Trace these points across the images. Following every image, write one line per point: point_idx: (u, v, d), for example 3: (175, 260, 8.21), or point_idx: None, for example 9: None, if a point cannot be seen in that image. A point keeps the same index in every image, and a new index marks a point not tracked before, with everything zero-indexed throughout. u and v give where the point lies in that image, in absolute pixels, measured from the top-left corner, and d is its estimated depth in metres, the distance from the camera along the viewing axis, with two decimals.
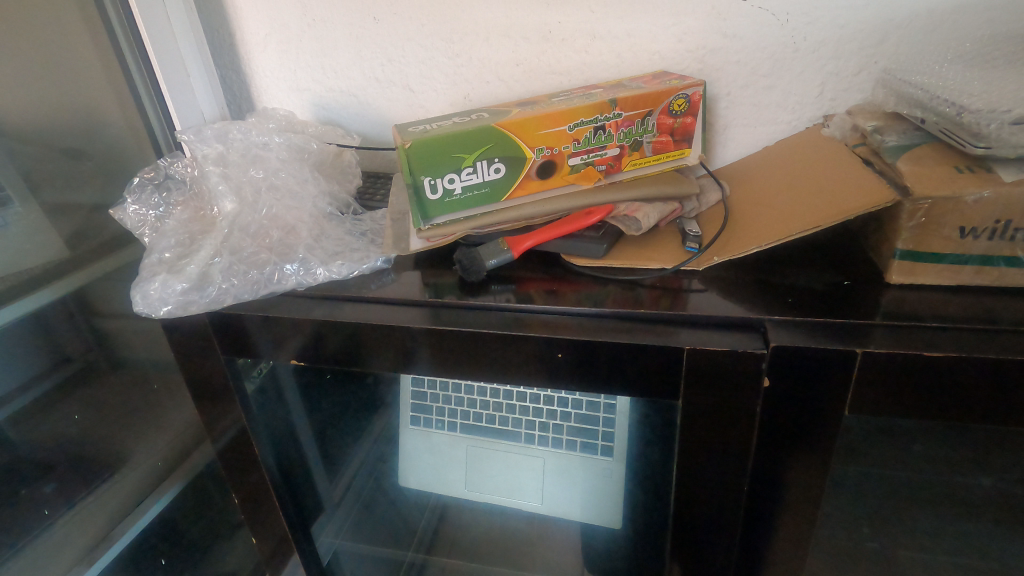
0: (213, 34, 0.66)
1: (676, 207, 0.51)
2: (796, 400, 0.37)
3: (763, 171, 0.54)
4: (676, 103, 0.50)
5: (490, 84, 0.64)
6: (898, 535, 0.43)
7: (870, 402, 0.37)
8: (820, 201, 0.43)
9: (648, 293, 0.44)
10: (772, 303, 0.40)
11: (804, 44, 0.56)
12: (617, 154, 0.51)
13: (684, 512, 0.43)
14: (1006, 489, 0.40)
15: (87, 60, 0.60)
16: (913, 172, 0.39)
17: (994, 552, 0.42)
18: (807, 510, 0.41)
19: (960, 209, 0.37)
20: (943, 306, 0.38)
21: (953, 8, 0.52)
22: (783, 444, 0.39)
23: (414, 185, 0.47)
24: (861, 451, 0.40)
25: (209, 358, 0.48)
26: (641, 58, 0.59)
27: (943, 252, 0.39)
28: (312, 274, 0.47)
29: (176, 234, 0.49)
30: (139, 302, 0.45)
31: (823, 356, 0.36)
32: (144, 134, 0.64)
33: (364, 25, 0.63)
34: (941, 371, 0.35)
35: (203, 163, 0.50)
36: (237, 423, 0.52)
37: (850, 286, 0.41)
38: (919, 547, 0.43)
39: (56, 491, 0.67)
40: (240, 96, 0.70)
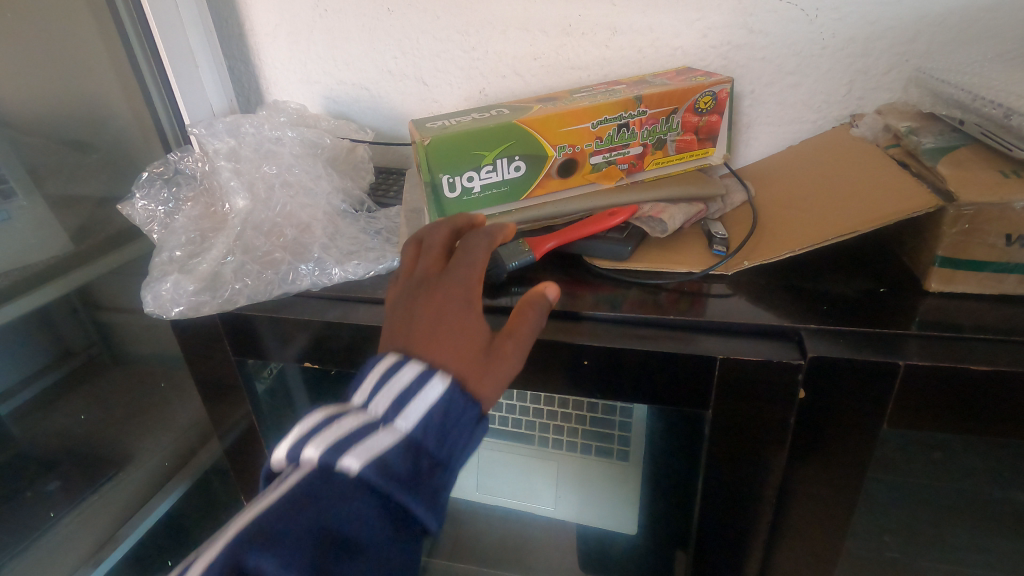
0: (222, 24, 0.65)
1: (701, 209, 0.49)
2: (830, 411, 0.36)
3: (790, 172, 0.52)
4: (702, 101, 0.49)
5: (506, 78, 0.62)
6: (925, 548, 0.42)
7: (909, 416, 0.35)
8: (853, 204, 0.42)
9: (672, 297, 0.43)
10: (805, 311, 0.39)
11: (833, 41, 0.54)
12: (640, 152, 0.49)
13: (708, 524, 0.42)
14: None
15: (91, 49, 0.58)
16: (956, 177, 0.37)
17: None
18: (837, 523, 0.40)
19: (1007, 216, 0.35)
20: (985, 316, 0.37)
21: (989, 6, 0.50)
22: (815, 456, 0.38)
23: (431, 182, 0.45)
24: (895, 464, 0.39)
25: (220, 359, 0.47)
26: (662, 53, 0.58)
27: (987, 260, 0.37)
28: (328, 274, 0.46)
29: (186, 232, 0.48)
30: (150, 302, 0.43)
31: (861, 368, 0.34)
32: (150, 125, 0.62)
33: (376, 16, 0.61)
34: (987, 385, 0.33)
35: (215, 159, 0.49)
36: (247, 423, 0.50)
37: (886, 294, 0.40)
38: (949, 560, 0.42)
39: (60, 489, 0.66)
40: (249, 88, 0.68)
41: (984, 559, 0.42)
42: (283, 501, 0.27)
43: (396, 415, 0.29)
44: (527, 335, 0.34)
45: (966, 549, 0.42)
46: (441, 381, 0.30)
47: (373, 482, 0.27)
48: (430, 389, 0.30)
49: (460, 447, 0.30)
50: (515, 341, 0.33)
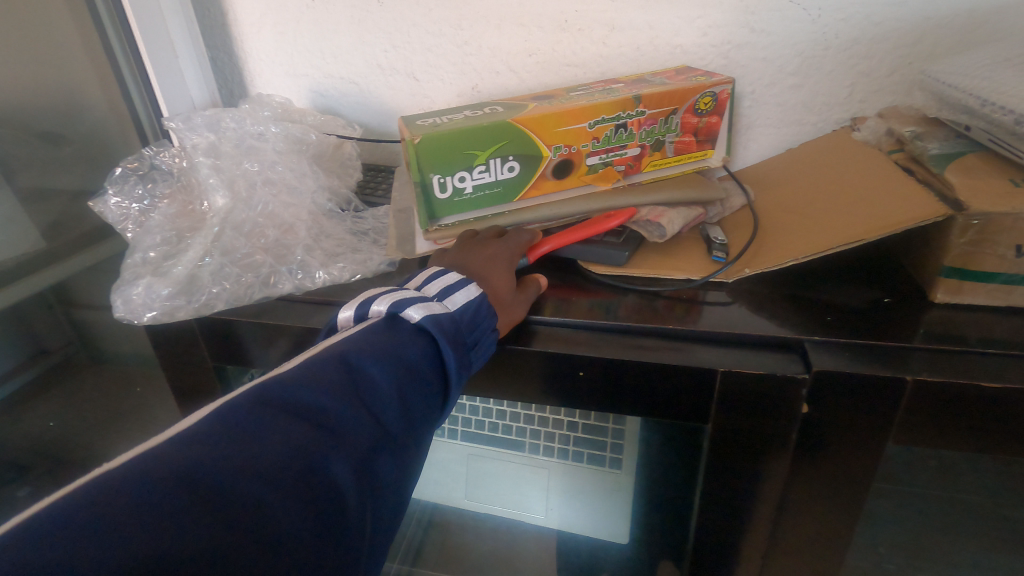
0: (204, 13, 0.62)
1: (700, 212, 0.47)
2: (835, 427, 0.35)
3: (790, 175, 0.51)
4: (702, 101, 0.47)
5: (501, 75, 0.60)
6: None
7: (915, 431, 0.34)
8: (857, 211, 0.41)
9: (670, 305, 0.41)
10: (809, 322, 0.38)
11: (836, 43, 0.53)
12: (638, 154, 0.48)
13: (705, 541, 0.40)
14: None
15: (64, 36, 0.55)
16: (964, 185, 0.36)
17: None
18: (837, 539, 0.39)
19: (1019, 227, 0.34)
20: (992, 329, 0.36)
21: (995, 9, 0.49)
22: (817, 472, 0.36)
23: (422, 182, 0.43)
24: (897, 478, 0.38)
25: (196, 366, 0.45)
26: (661, 52, 0.56)
27: (995, 271, 0.36)
28: (312, 277, 0.44)
29: (161, 231, 0.45)
30: (120, 306, 0.41)
31: (869, 383, 0.33)
32: (127, 117, 0.59)
33: (367, 8, 0.59)
34: (997, 402, 0.32)
35: (193, 154, 0.46)
36: None
37: (891, 304, 0.39)
38: None
39: (31, 496, 0.63)
40: (232, 80, 0.66)
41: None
42: (356, 336, 0.29)
43: (447, 296, 0.33)
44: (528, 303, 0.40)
45: None
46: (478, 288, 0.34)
47: (430, 335, 0.30)
48: (470, 286, 0.34)
49: (486, 338, 0.33)
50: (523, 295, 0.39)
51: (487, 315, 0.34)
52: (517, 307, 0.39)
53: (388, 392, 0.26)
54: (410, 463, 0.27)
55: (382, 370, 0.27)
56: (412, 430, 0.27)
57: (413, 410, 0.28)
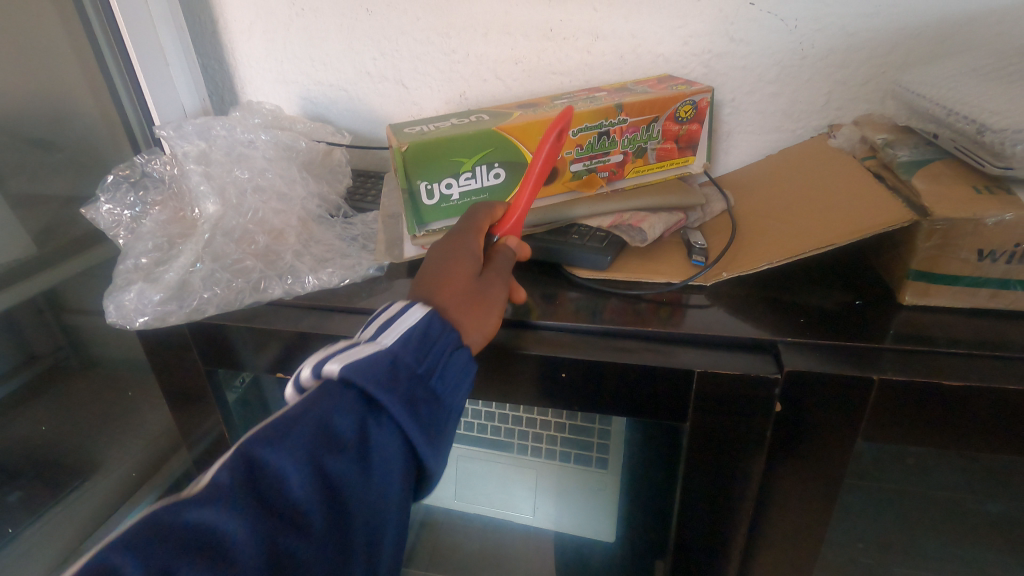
0: (194, 20, 0.63)
1: (681, 217, 0.49)
2: (807, 425, 0.36)
3: (768, 181, 0.53)
4: (682, 110, 0.48)
5: (488, 83, 0.61)
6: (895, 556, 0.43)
7: (883, 429, 0.36)
8: (830, 217, 0.42)
9: (651, 308, 0.43)
10: (783, 324, 0.39)
11: (812, 52, 0.54)
12: (620, 160, 0.49)
13: (686, 538, 0.42)
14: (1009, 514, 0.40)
15: (56, 44, 0.56)
16: (929, 191, 0.37)
17: None
18: (811, 534, 0.40)
19: (980, 232, 0.35)
20: (957, 330, 0.37)
21: (963, 21, 0.51)
22: (791, 468, 0.38)
23: (409, 189, 0.44)
24: (868, 475, 0.39)
25: (186, 369, 0.46)
26: (644, 60, 0.57)
27: (959, 274, 0.37)
28: (301, 282, 0.45)
29: (153, 237, 0.46)
30: (113, 311, 0.42)
31: (838, 382, 0.34)
32: (118, 125, 0.60)
33: (355, 16, 0.60)
34: (958, 400, 0.34)
35: (184, 162, 0.47)
36: (215, 432, 0.49)
37: (861, 306, 0.40)
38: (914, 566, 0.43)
39: (21, 501, 0.63)
40: (222, 86, 0.67)
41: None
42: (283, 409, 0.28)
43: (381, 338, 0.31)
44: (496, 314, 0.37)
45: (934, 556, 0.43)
46: (418, 315, 0.32)
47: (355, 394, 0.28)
48: (408, 320, 0.32)
49: (442, 370, 0.31)
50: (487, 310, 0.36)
51: (439, 340, 0.31)
52: (479, 328, 0.36)
53: (296, 481, 0.25)
54: (349, 538, 0.26)
55: (288, 456, 0.25)
56: (337, 508, 0.26)
57: (337, 484, 0.26)
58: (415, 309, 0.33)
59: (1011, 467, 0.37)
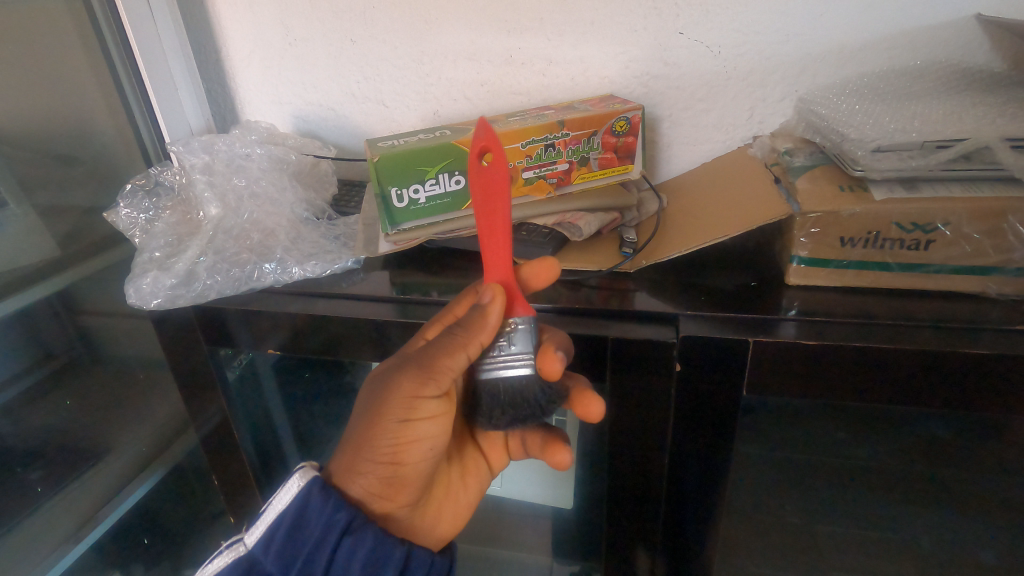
0: (201, 50, 0.71)
1: (615, 217, 0.57)
2: (702, 383, 0.44)
3: (696, 185, 0.61)
4: (617, 124, 0.56)
5: (457, 102, 0.70)
6: (790, 499, 0.51)
7: (763, 384, 0.43)
8: (733, 213, 0.50)
9: (598, 294, 0.50)
10: (689, 301, 0.47)
11: (735, 74, 0.63)
12: (566, 169, 0.56)
13: (614, 487, 0.49)
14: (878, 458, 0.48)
15: (80, 71, 0.64)
16: (805, 190, 0.45)
17: (867, 512, 0.50)
18: (720, 480, 0.48)
19: (840, 221, 0.43)
20: (830, 304, 0.45)
21: (858, 47, 0.59)
22: (694, 421, 0.45)
23: (381, 194, 0.52)
24: (761, 427, 0.47)
25: (194, 349, 0.54)
26: (592, 82, 0.66)
27: (829, 258, 0.45)
28: (288, 272, 0.54)
29: (165, 236, 0.56)
30: (132, 294, 0.51)
31: (721, 344, 0.42)
32: (133, 141, 0.68)
33: (342, 46, 0.69)
34: (818, 358, 0.41)
35: (191, 172, 0.56)
36: (217, 405, 0.57)
37: (757, 287, 0.48)
38: (807, 508, 0.52)
39: (41, 478, 0.71)
40: (225, 107, 0.75)
41: (840, 509, 0.51)
42: None
43: (254, 535, 0.42)
44: (382, 464, 0.42)
45: (824, 500, 0.51)
46: (284, 500, 0.41)
47: None
48: (279, 506, 0.41)
49: (320, 553, 0.40)
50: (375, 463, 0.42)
51: (308, 529, 0.41)
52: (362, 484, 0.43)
53: None
54: None
55: None
56: None
57: None
58: (293, 487, 0.41)
59: (871, 415, 0.45)
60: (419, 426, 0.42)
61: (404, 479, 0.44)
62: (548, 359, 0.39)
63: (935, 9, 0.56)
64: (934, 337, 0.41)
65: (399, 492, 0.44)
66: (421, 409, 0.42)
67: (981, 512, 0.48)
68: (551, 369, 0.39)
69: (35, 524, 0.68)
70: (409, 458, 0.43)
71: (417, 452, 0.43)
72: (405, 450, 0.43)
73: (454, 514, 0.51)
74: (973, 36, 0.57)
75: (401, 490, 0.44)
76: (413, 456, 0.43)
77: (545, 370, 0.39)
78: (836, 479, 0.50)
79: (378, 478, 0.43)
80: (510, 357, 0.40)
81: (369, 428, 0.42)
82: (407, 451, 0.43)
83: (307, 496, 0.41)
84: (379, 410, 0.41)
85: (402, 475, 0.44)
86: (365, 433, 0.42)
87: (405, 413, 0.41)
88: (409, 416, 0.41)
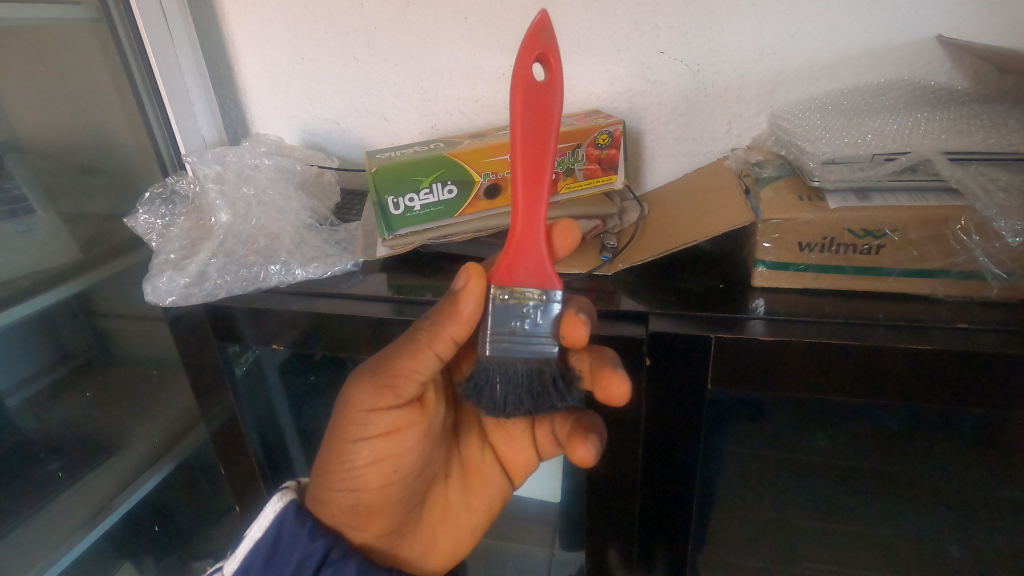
0: (215, 68, 0.77)
1: (598, 224, 0.60)
2: (671, 376, 0.47)
3: (675, 195, 0.65)
4: (600, 138, 0.59)
5: (454, 116, 0.74)
6: (759, 488, 0.55)
7: (726, 378, 0.47)
8: (705, 220, 0.54)
9: (585, 295, 0.53)
10: (662, 302, 0.51)
11: (712, 91, 0.67)
12: (553, 179, 0.60)
13: (593, 473, 0.53)
14: (839, 449, 0.51)
15: (102, 87, 0.69)
16: (767, 199, 0.49)
17: (831, 502, 0.54)
18: (691, 469, 0.51)
19: (797, 228, 0.47)
20: (791, 305, 0.49)
21: (828, 65, 0.63)
22: (664, 414, 0.49)
23: (379, 202, 0.57)
24: (728, 419, 0.51)
25: (205, 345, 0.58)
26: (580, 97, 0.70)
27: (790, 262, 0.49)
28: (292, 273, 0.58)
29: (179, 240, 0.61)
30: (149, 291, 0.56)
31: (687, 340, 0.46)
32: (150, 151, 0.73)
33: (346, 64, 0.73)
34: (775, 354, 0.45)
35: (204, 182, 0.61)
36: (225, 399, 0.60)
37: (724, 289, 0.52)
38: (774, 497, 0.55)
39: (60, 469, 0.75)
40: (236, 120, 0.80)
41: (805, 498, 0.54)
42: None
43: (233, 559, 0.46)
44: (350, 488, 0.45)
45: (790, 489, 0.54)
46: (260, 527, 0.45)
47: None
48: (255, 532, 0.45)
49: None
50: (344, 489, 0.45)
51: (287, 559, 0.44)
52: (335, 512, 0.46)
53: None
54: None
55: None
56: None
57: None
58: (268, 515, 0.45)
59: (829, 408, 0.49)
60: (382, 442, 0.44)
61: (373, 503, 0.46)
62: (573, 325, 0.42)
63: (898, 31, 0.60)
64: (884, 333, 0.44)
65: (377, 516, 0.47)
66: (379, 425, 0.44)
67: (937, 502, 0.51)
68: (576, 335, 0.42)
69: (51, 512, 0.72)
70: (373, 480, 0.45)
71: (380, 473, 0.45)
72: (369, 472, 0.45)
73: (455, 535, 0.53)
74: (935, 55, 0.61)
75: (373, 517, 0.47)
76: (376, 477, 0.45)
77: (569, 337, 0.43)
78: (800, 469, 0.53)
79: (346, 505, 0.46)
80: (531, 334, 0.42)
81: (334, 452, 0.45)
82: (371, 473, 0.45)
83: (283, 521, 0.45)
84: (341, 436, 0.44)
85: (370, 499, 0.46)
86: (331, 459, 0.45)
87: (364, 433, 0.44)
88: (369, 435, 0.44)
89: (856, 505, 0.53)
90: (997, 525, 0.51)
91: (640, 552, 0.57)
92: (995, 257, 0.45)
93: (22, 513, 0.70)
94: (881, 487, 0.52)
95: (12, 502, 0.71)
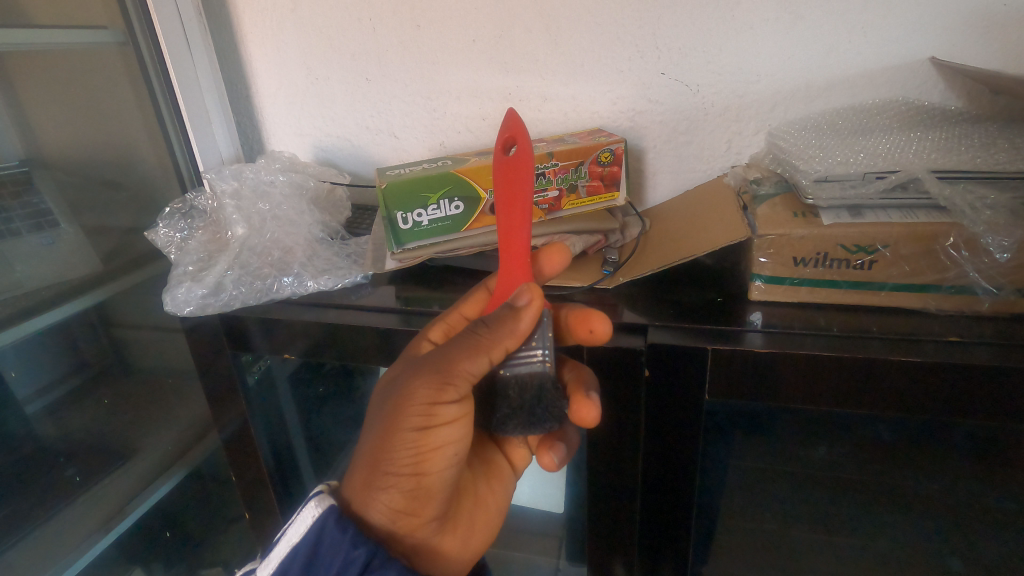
0: (233, 89, 0.80)
1: (600, 239, 0.62)
2: (669, 387, 0.48)
3: (676, 210, 0.66)
4: (602, 156, 0.61)
5: (461, 134, 0.77)
6: (759, 499, 0.56)
7: (723, 388, 0.48)
8: (702, 235, 0.56)
9: (587, 307, 0.55)
10: (661, 315, 0.52)
11: (711, 110, 0.69)
12: (557, 196, 0.62)
13: (594, 483, 0.54)
14: (838, 460, 0.52)
15: (127, 106, 0.72)
16: (763, 216, 0.51)
17: (830, 513, 0.54)
18: (690, 479, 0.52)
19: (792, 243, 0.49)
20: (789, 318, 0.50)
21: (824, 86, 0.65)
22: (663, 424, 0.50)
23: (388, 217, 0.59)
24: (727, 429, 0.52)
25: (219, 354, 0.60)
26: (583, 116, 0.72)
27: (785, 276, 0.51)
28: (304, 285, 0.60)
29: (197, 252, 0.63)
30: (169, 302, 0.58)
31: (684, 352, 0.47)
32: (170, 167, 0.75)
33: (358, 83, 0.76)
34: (770, 366, 0.46)
35: (222, 198, 0.64)
36: (238, 407, 0.62)
37: (721, 302, 0.54)
38: (775, 507, 0.56)
39: (77, 474, 0.77)
40: (252, 139, 0.83)
41: (807, 509, 0.55)
42: None
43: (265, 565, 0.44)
44: (402, 476, 0.43)
45: (791, 500, 0.55)
46: (296, 533, 0.43)
47: None
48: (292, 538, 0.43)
49: None
50: (397, 477, 0.43)
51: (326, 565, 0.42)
52: (383, 502, 0.43)
53: None
54: None
55: None
56: None
57: None
58: (306, 518, 0.43)
59: (824, 418, 0.50)
60: (442, 431, 0.42)
61: (429, 493, 0.44)
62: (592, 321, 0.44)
63: (891, 52, 0.62)
64: (879, 346, 0.45)
65: (428, 506, 0.45)
66: (441, 416, 0.42)
67: (939, 512, 0.51)
68: (599, 329, 0.43)
69: (67, 517, 0.73)
70: (432, 468, 0.43)
71: (439, 462, 0.43)
72: (429, 459, 0.43)
73: (485, 520, 0.52)
74: (928, 76, 0.63)
75: (426, 505, 0.44)
76: (432, 466, 0.43)
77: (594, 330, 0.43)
78: (800, 480, 0.54)
79: (402, 494, 0.43)
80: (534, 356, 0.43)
81: (390, 440, 0.42)
82: (431, 461, 0.43)
83: (322, 525, 0.43)
84: (398, 425, 0.41)
85: (427, 487, 0.44)
86: (386, 447, 0.42)
87: (424, 420, 0.41)
88: (430, 424, 0.41)
89: (855, 516, 0.54)
90: (995, 537, 0.51)
91: (642, 562, 0.58)
92: (985, 272, 0.46)
93: (40, 517, 0.72)
94: (880, 497, 0.52)
95: (29, 506, 0.72)
